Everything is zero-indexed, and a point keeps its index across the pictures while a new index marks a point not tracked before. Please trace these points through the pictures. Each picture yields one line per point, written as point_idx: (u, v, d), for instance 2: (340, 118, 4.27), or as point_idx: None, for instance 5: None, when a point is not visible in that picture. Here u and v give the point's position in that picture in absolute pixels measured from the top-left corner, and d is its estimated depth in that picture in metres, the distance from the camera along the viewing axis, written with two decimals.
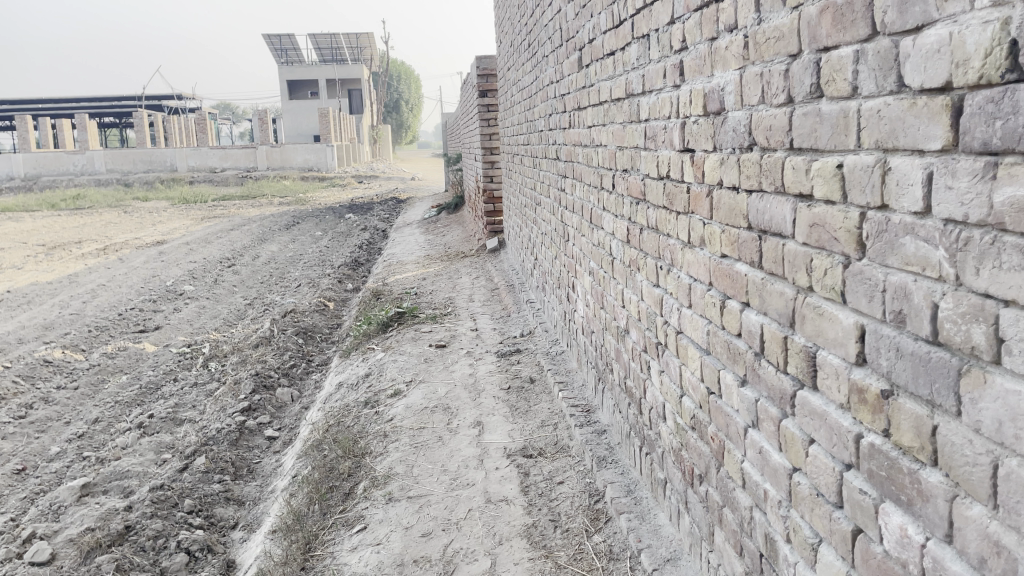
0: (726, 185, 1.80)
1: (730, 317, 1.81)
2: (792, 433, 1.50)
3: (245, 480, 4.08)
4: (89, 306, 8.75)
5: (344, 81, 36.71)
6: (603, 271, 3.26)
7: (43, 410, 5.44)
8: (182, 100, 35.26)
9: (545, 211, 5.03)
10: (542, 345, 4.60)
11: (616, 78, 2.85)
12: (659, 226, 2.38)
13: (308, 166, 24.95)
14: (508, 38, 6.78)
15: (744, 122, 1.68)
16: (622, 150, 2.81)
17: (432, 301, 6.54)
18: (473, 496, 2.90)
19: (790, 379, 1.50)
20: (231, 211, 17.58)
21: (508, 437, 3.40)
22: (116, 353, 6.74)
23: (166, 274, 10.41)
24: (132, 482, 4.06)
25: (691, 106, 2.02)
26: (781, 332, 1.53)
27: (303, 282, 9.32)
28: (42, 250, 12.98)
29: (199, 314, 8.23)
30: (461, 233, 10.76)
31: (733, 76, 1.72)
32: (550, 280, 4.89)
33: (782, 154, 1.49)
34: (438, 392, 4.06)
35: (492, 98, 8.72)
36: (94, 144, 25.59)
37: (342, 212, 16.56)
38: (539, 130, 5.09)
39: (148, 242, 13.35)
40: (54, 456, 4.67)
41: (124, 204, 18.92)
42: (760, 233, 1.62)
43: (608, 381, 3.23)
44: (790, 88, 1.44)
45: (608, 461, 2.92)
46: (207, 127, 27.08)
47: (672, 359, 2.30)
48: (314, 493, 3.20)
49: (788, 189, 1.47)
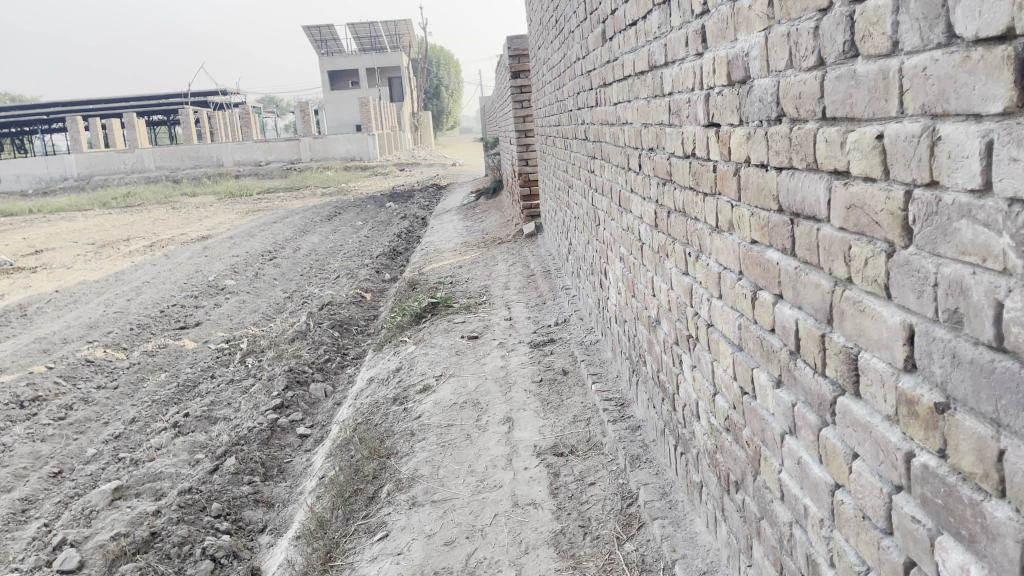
0: (754, 162, 1.60)
1: (762, 311, 1.62)
2: (833, 446, 1.31)
3: (275, 481, 4.01)
4: (133, 304, 8.82)
5: (384, 69, 36.72)
6: (633, 257, 3.07)
7: (82, 411, 5.45)
8: (227, 96, 35.74)
9: (577, 193, 4.84)
10: (577, 334, 4.42)
11: (638, 50, 2.66)
12: (686, 209, 2.19)
13: (350, 156, 25.04)
14: (537, 17, 6.56)
15: (771, 90, 1.48)
16: (647, 127, 2.62)
17: (467, 290, 6.40)
18: (499, 500, 2.75)
19: (829, 384, 1.31)
20: (275, 204, 17.67)
21: (539, 434, 3.24)
22: (156, 351, 6.76)
23: (209, 269, 10.47)
24: (164, 484, 4.02)
25: (715, 76, 1.82)
26: (818, 330, 1.34)
27: (342, 273, 9.27)
28: (92, 248, 13.18)
29: (239, 309, 8.22)
30: (499, 218, 10.60)
31: (758, 39, 1.52)
32: (583, 265, 4.71)
33: (814, 125, 1.30)
34: (468, 386, 3.92)
35: (524, 80, 8.53)
36: (142, 142, 26.02)
37: (383, 200, 16.55)
38: (569, 110, 4.89)
39: (193, 237, 13.49)
40: (90, 458, 4.66)
41: (172, 200, 19.20)
42: (792, 216, 1.42)
43: (641, 374, 3.05)
44: (820, 47, 1.25)
45: (643, 460, 2.74)
46: (250, 121, 27.30)
47: (704, 354, 2.11)
48: (337, 497, 3.10)
49: (821, 165, 1.27)
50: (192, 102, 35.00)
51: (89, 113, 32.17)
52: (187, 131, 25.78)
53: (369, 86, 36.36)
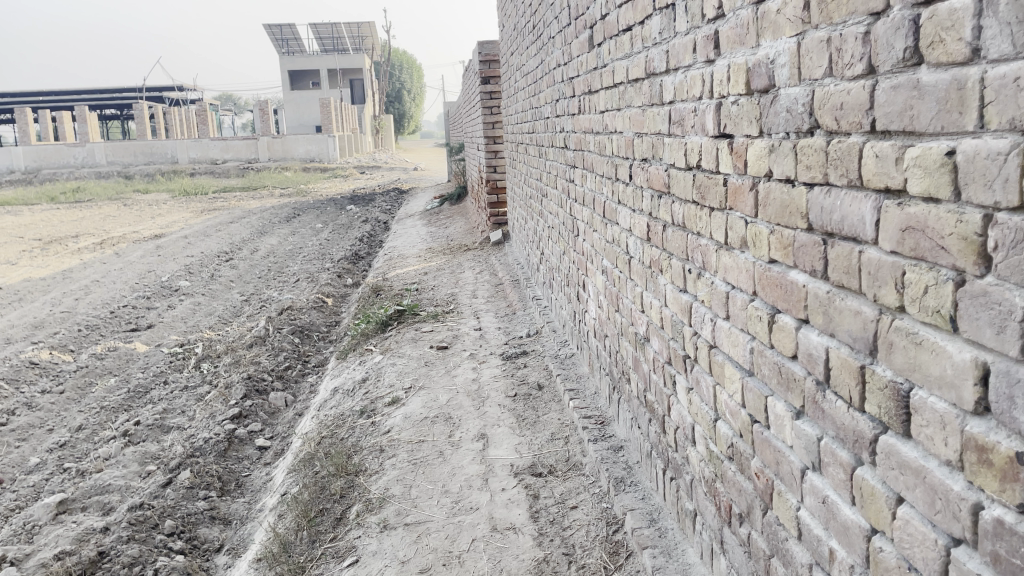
0: (776, 176, 1.50)
1: (782, 336, 1.51)
2: (871, 488, 1.21)
3: (233, 496, 3.80)
4: (81, 304, 8.45)
5: (345, 71, 36.31)
6: (618, 270, 2.96)
7: (25, 416, 5.15)
8: (184, 93, 34.98)
9: (551, 203, 4.74)
10: (550, 346, 4.30)
11: (633, 57, 2.55)
12: (687, 224, 2.08)
13: (310, 157, 24.69)
14: (511, 22, 6.45)
15: (802, 100, 1.38)
16: (641, 136, 2.51)
17: (433, 297, 6.24)
18: (477, 523, 2.61)
19: (868, 420, 1.21)
20: (232, 203, 17.27)
21: (515, 452, 3.11)
22: (105, 354, 6.45)
23: (162, 269, 10.12)
24: (113, 498, 3.79)
25: (729, 83, 1.72)
26: (856, 362, 1.24)
27: (302, 277, 9.02)
28: (38, 244, 12.67)
29: (193, 311, 7.93)
30: (464, 225, 10.45)
31: (787, 45, 1.42)
32: (557, 276, 4.59)
33: (859, 139, 1.20)
34: (439, 399, 3.77)
35: (494, 85, 8.41)
36: (95, 137, 25.27)
37: (343, 203, 16.26)
38: (545, 117, 4.78)
39: (146, 235, 13.06)
40: (33, 468, 4.39)
41: (125, 197, 18.60)
42: (825, 237, 1.32)
43: (624, 392, 2.94)
44: (871, 55, 1.15)
45: (627, 483, 2.63)
46: (207, 119, 26.71)
47: (704, 376, 2.01)
48: (302, 517, 2.93)
49: (868, 182, 1.17)
50: (147, 96, 34.16)
51: (39, 104, 31.23)
52: (141, 127, 25.11)
53: (330, 86, 35.96)
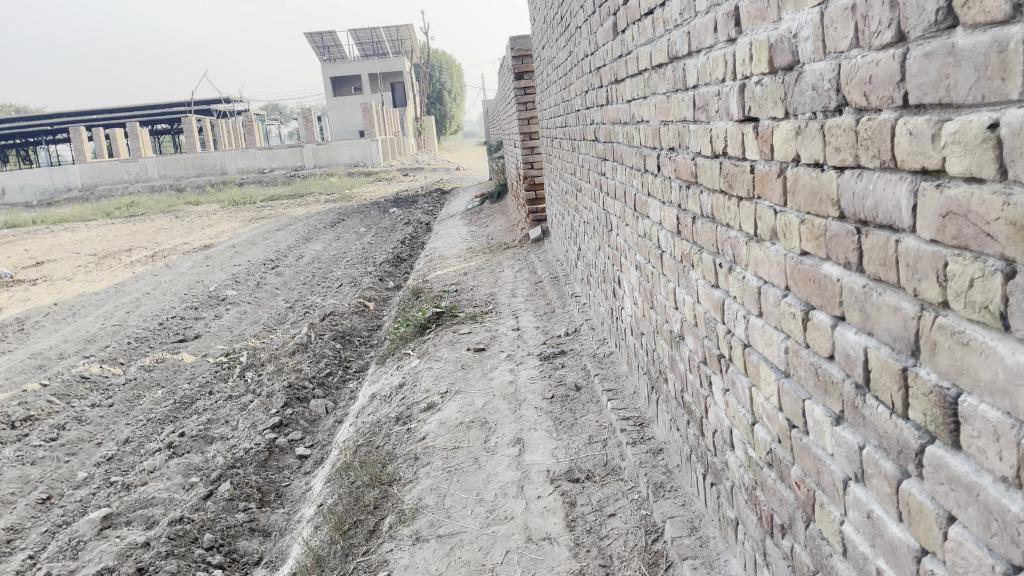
0: (805, 161, 1.38)
1: (817, 334, 1.39)
2: (919, 504, 1.09)
3: (272, 507, 3.79)
4: (132, 317, 8.58)
5: (385, 74, 36.55)
6: (651, 265, 2.84)
7: (75, 430, 5.22)
8: (230, 105, 35.57)
9: (585, 197, 4.62)
10: (589, 345, 4.19)
11: (655, 42, 2.43)
12: (716, 215, 1.96)
13: (354, 162, 24.86)
14: (541, 15, 6.33)
15: (828, 75, 1.25)
16: (667, 124, 2.39)
17: (473, 298, 6.16)
18: (511, 534, 2.53)
19: (913, 428, 1.09)
20: (279, 210, 17.45)
21: (552, 457, 3.01)
22: (153, 365, 6.53)
23: (210, 279, 10.23)
24: (156, 511, 3.80)
25: (752, 63, 1.59)
26: (897, 363, 1.11)
27: (345, 282, 9.04)
28: (93, 259, 12.95)
29: (239, 320, 7.99)
30: (504, 223, 10.35)
31: (810, 16, 1.30)
32: (594, 272, 4.47)
33: (891, 115, 1.07)
34: (475, 404, 3.69)
35: (528, 81, 8.30)
36: (146, 151, 25.81)
37: (387, 206, 16.31)
38: (576, 110, 4.66)
39: (195, 246, 13.26)
40: (81, 482, 4.44)
41: (176, 209, 18.94)
42: (859, 225, 1.19)
43: (662, 393, 2.82)
44: (900, 20, 1.02)
45: (667, 488, 2.51)
46: (253, 129, 27.11)
47: (740, 377, 1.88)
48: (335, 530, 2.89)
49: (903, 162, 1.04)
50: (194, 109, 34.80)
51: (93, 123, 32.07)
52: (190, 139, 25.57)
53: (371, 90, 36.22)
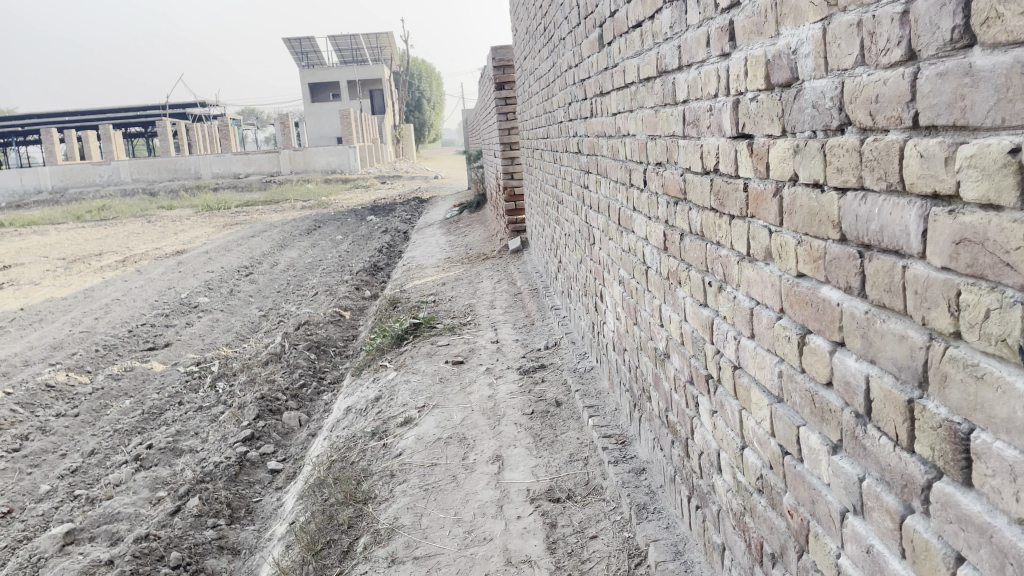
0: (803, 180, 1.33)
1: (814, 360, 1.34)
2: (925, 541, 1.04)
3: (243, 523, 3.68)
4: (100, 323, 8.39)
5: (364, 81, 36.43)
6: (635, 281, 2.80)
7: (39, 441, 5.07)
8: (206, 109, 35.22)
9: (566, 209, 4.58)
10: (569, 359, 4.14)
11: (644, 55, 2.39)
12: (706, 233, 1.92)
13: (331, 169, 24.69)
14: (523, 25, 6.29)
15: (830, 93, 1.21)
16: (654, 139, 2.35)
17: (451, 309, 6.09)
18: (490, 556, 2.46)
19: (918, 463, 1.04)
20: (253, 216, 17.25)
21: (532, 476, 2.95)
22: (122, 374, 6.37)
23: (182, 286, 10.05)
24: (121, 526, 3.68)
25: (747, 78, 1.55)
26: (901, 394, 1.07)
27: (320, 290, 8.92)
28: (62, 264, 12.70)
29: (211, 329, 7.84)
30: (483, 233, 10.29)
31: (811, 32, 1.26)
32: (575, 286, 4.42)
33: (899, 135, 1.03)
34: (454, 419, 3.62)
35: (509, 91, 8.26)
36: (119, 154, 25.44)
37: (364, 214, 16.19)
38: (558, 121, 4.62)
39: (167, 252, 13.05)
40: (44, 495, 4.30)
41: (149, 214, 18.66)
42: (861, 249, 1.15)
43: (645, 410, 2.77)
44: (911, 37, 0.98)
45: (650, 510, 2.46)
46: (229, 134, 26.86)
47: (729, 400, 1.84)
48: (307, 550, 2.81)
49: (912, 186, 1.00)
50: (169, 113, 34.42)
51: (66, 125, 31.60)
52: (164, 143, 25.26)
53: (350, 97, 36.06)
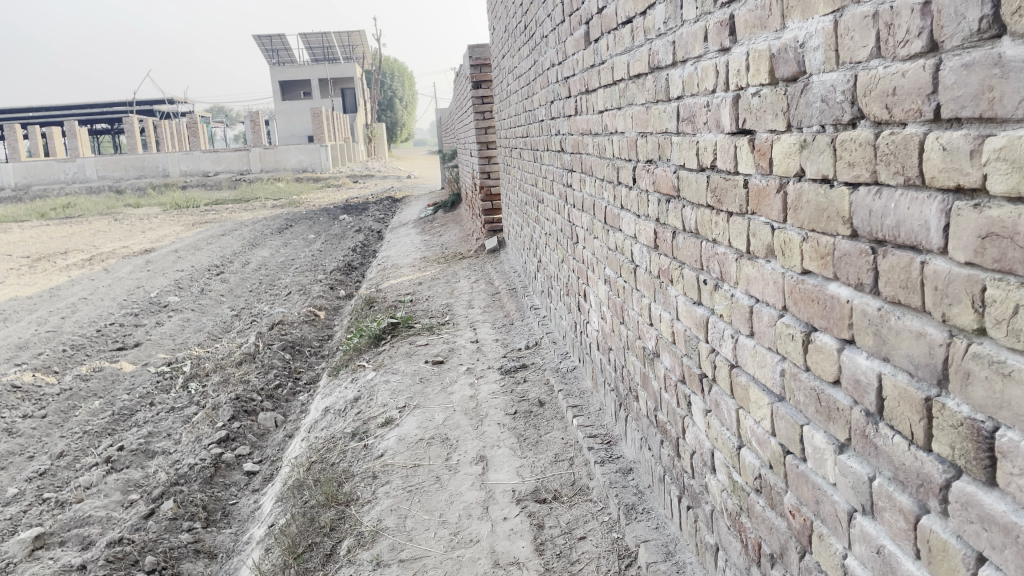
0: (810, 176, 1.32)
1: (821, 358, 1.32)
2: (942, 542, 1.02)
3: (219, 527, 3.61)
4: (68, 323, 8.21)
5: (337, 80, 36.15)
6: (622, 280, 2.77)
7: (5, 443, 4.93)
8: (174, 106, 34.74)
9: (547, 208, 4.56)
10: (550, 359, 4.11)
11: (634, 51, 2.37)
12: (700, 230, 1.90)
13: (303, 168, 24.45)
14: (502, 24, 6.25)
15: (842, 86, 1.19)
16: (645, 136, 2.33)
17: (428, 309, 6.04)
18: (477, 558, 2.43)
19: (936, 462, 1.02)
20: (224, 215, 17.03)
21: (517, 476, 2.92)
22: (91, 374, 6.23)
23: (151, 285, 9.88)
24: (93, 530, 3.58)
25: (749, 73, 1.53)
26: (918, 393, 1.05)
27: (294, 289, 8.81)
28: (27, 262, 12.42)
29: (183, 328, 7.70)
30: (459, 233, 10.23)
31: (821, 24, 1.24)
32: (556, 285, 4.39)
33: (918, 128, 1.01)
34: (435, 419, 3.57)
35: (486, 90, 8.22)
36: (85, 151, 25.00)
37: (337, 213, 16.04)
38: (539, 120, 4.60)
39: (136, 250, 12.82)
40: (11, 499, 4.18)
41: (116, 211, 18.33)
42: (874, 246, 1.13)
43: (631, 410, 2.75)
44: (933, 28, 0.96)
45: (639, 510, 2.44)
46: (198, 131, 26.51)
47: (724, 399, 1.81)
48: (288, 554, 2.76)
49: (933, 180, 0.99)
50: (137, 110, 33.91)
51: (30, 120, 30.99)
52: (132, 140, 24.87)
53: (321, 96, 35.75)
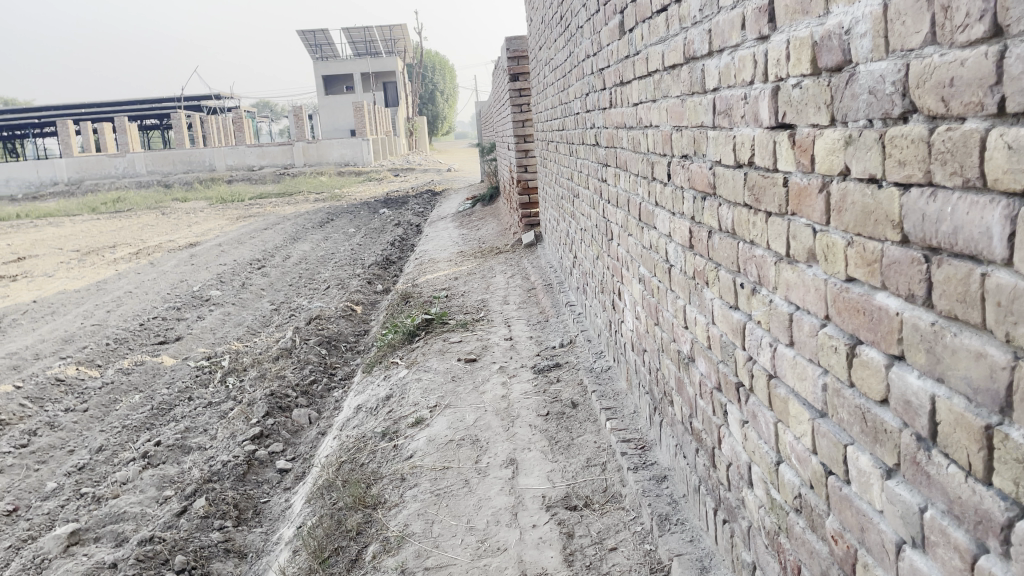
0: (855, 175, 1.20)
1: (867, 374, 1.21)
2: None
3: (250, 526, 3.58)
4: (112, 316, 8.33)
5: (378, 74, 36.31)
6: (656, 280, 2.66)
7: (47, 437, 5.00)
8: (220, 101, 35.23)
9: (583, 203, 4.45)
10: (585, 358, 4.01)
11: (669, 41, 2.26)
12: (737, 230, 1.79)
13: (344, 162, 24.59)
14: (538, 16, 6.15)
15: (893, 75, 1.08)
16: (680, 131, 2.22)
17: (464, 304, 5.97)
18: (504, 568, 2.35)
19: (997, 497, 0.91)
20: (267, 209, 17.21)
21: (547, 481, 2.83)
22: (132, 368, 6.30)
23: (194, 279, 9.99)
24: (127, 527, 3.59)
25: (789, 63, 1.42)
26: (977, 420, 0.94)
27: (332, 284, 8.83)
28: (76, 256, 12.68)
29: (223, 322, 7.76)
30: (496, 227, 10.14)
31: (869, 8, 1.12)
32: (591, 282, 4.29)
33: (980, 123, 0.90)
34: (466, 420, 3.50)
35: (523, 82, 8.12)
36: (134, 146, 25.49)
37: (377, 207, 16.08)
38: (575, 112, 4.49)
39: (181, 244, 13.00)
40: (50, 493, 4.23)
41: (162, 206, 18.64)
42: (928, 253, 1.02)
43: (666, 415, 2.64)
44: (997, 10, 0.85)
45: (673, 521, 2.34)
46: (243, 126, 26.82)
47: (762, 411, 1.71)
48: (314, 558, 2.71)
49: (997, 181, 0.87)
50: (185, 105, 34.48)
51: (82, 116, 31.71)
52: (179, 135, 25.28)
53: (363, 90, 35.94)
